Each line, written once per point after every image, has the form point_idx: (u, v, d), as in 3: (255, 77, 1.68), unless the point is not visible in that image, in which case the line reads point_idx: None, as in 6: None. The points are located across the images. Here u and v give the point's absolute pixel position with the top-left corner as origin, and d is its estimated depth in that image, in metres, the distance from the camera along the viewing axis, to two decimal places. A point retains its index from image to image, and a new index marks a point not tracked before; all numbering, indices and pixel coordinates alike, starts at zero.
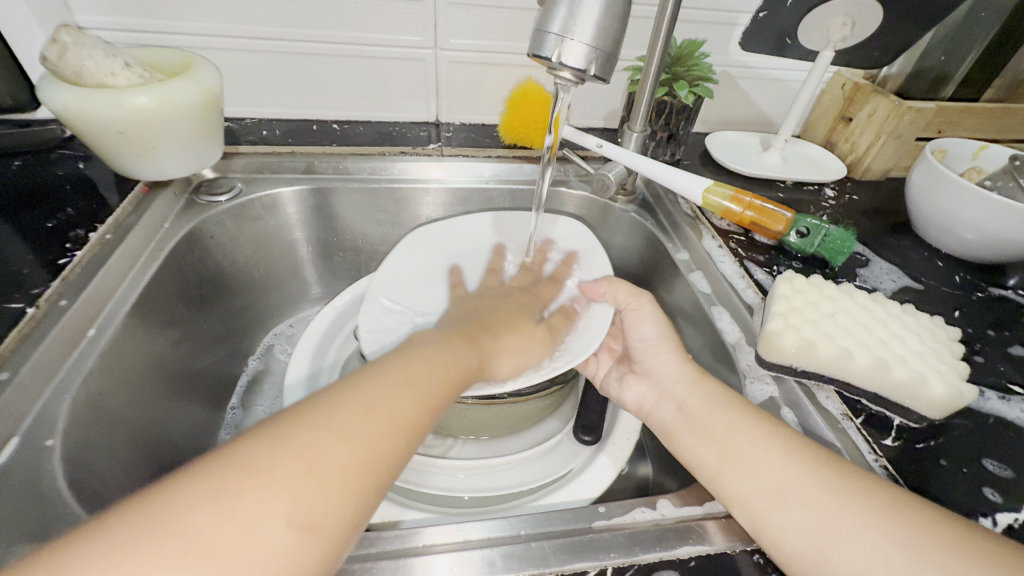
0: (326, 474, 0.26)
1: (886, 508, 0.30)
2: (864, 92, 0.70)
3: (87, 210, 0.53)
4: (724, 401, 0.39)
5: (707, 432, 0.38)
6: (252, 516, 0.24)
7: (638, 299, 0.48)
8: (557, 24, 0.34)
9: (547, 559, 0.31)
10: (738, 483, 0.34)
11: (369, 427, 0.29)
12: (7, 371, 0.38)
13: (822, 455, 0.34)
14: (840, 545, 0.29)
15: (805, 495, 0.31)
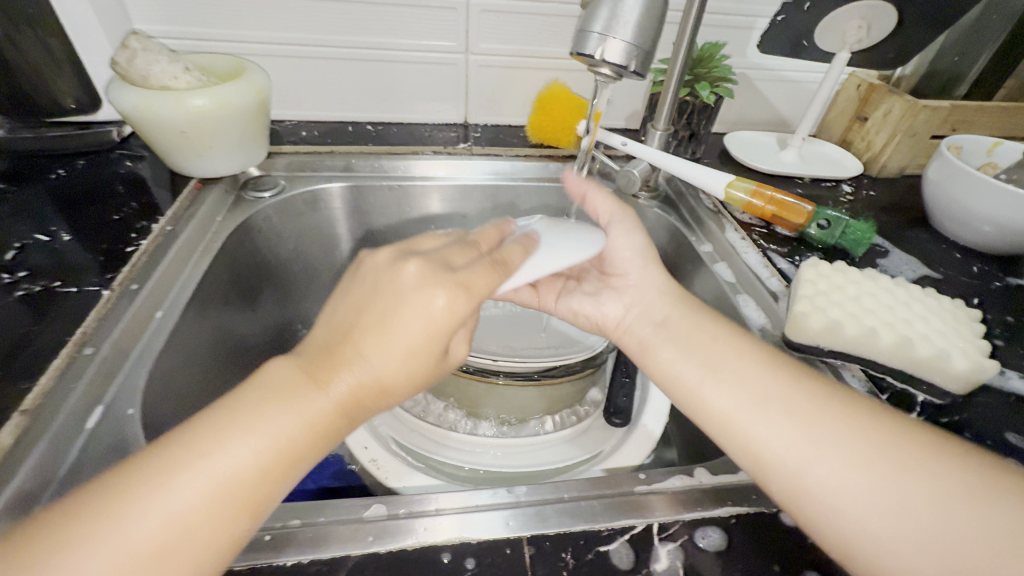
0: (239, 473, 0.26)
1: (865, 421, 0.32)
2: (879, 92, 0.73)
3: (146, 205, 0.57)
4: (708, 322, 0.40)
5: (691, 348, 0.39)
6: (163, 501, 0.24)
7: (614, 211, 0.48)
8: (599, 24, 0.37)
9: (597, 516, 0.33)
10: (714, 389, 0.36)
11: (259, 444, 0.26)
12: (90, 347, 0.41)
13: (807, 374, 0.35)
14: (821, 459, 0.31)
15: (787, 406, 0.33)
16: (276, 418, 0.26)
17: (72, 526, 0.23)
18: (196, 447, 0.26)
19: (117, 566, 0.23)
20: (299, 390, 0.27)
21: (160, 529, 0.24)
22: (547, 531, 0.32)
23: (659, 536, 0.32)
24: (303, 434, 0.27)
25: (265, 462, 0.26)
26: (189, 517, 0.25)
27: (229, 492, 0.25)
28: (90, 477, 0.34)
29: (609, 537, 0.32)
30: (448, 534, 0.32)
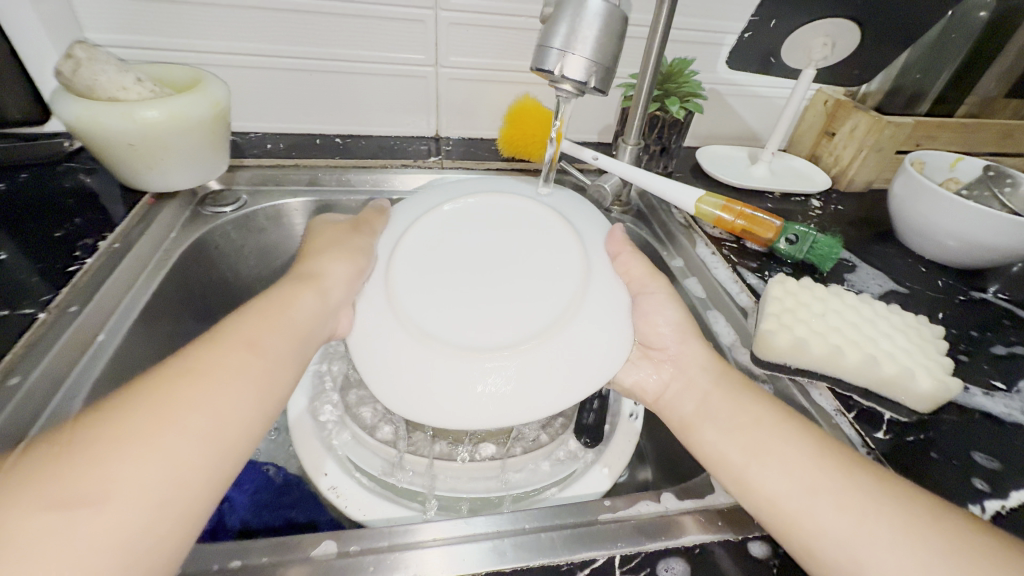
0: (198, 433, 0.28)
1: (916, 516, 0.30)
2: (846, 108, 0.74)
3: (94, 221, 0.54)
4: (751, 398, 0.38)
5: (734, 428, 0.37)
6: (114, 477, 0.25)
7: (649, 280, 0.43)
8: (558, 40, 0.37)
9: (557, 549, 0.32)
10: (770, 477, 0.33)
11: (219, 403, 0.30)
12: (19, 374, 0.38)
13: (855, 460, 0.34)
14: (880, 556, 0.29)
15: (842, 496, 0.31)
16: (262, 333, 0.35)
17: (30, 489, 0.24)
18: (161, 401, 0.29)
19: (171, 455, 0.27)
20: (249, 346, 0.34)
21: (194, 423, 0.28)
22: (504, 567, 0.31)
23: (622, 569, 0.31)
24: (287, 339, 0.36)
25: (220, 423, 0.29)
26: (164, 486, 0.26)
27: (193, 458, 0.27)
28: None
29: (569, 572, 0.31)
30: (398, 571, 0.30)
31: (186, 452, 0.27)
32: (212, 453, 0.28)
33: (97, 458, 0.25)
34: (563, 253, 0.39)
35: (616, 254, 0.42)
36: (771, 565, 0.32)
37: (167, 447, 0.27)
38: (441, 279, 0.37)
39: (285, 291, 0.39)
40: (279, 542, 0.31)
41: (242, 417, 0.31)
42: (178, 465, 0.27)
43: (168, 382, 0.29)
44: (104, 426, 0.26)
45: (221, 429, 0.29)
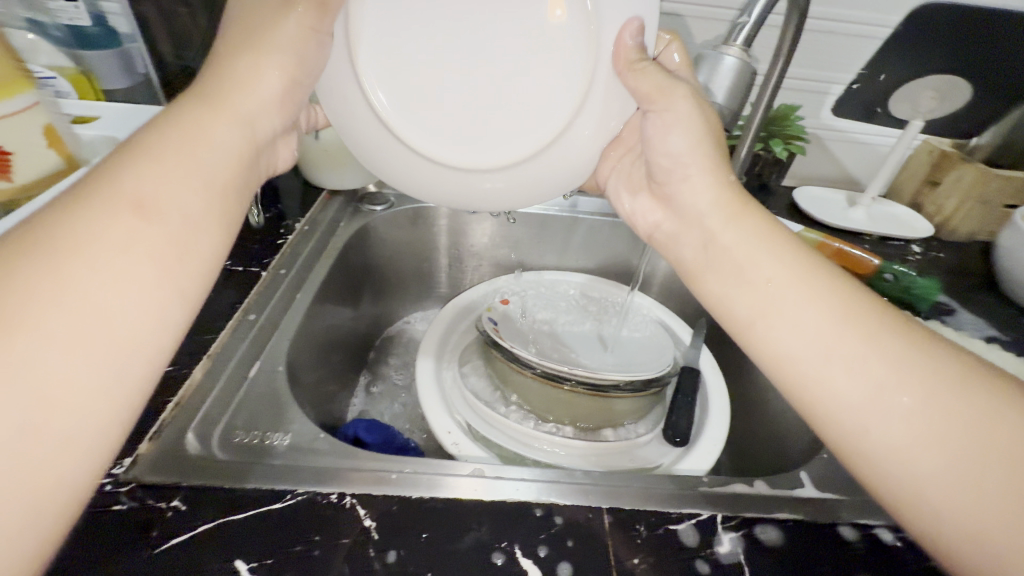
0: (154, 248, 0.27)
1: (934, 374, 0.30)
2: (952, 159, 0.75)
3: (287, 210, 0.68)
4: (779, 248, 0.36)
5: (739, 282, 0.37)
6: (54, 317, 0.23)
7: (661, 98, 0.38)
8: (694, 87, 0.45)
9: (667, 501, 0.37)
10: (782, 334, 0.34)
11: (175, 196, 0.29)
12: (252, 315, 0.50)
13: (883, 319, 0.33)
14: (881, 420, 0.30)
15: (857, 360, 0.32)
16: (150, 184, 0.28)
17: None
18: (91, 214, 0.26)
19: (34, 382, 0.22)
20: (153, 164, 0.29)
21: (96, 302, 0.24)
22: (623, 506, 0.36)
23: (724, 526, 0.35)
24: (195, 201, 0.30)
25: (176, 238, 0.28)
26: (87, 328, 0.24)
27: (145, 283, 0.26)
28: (253, 414, 0.42)
29: (678, 519, 0.35)
30: (536, 494, 0.36)
31: (54, 359, 0.23)
32: (159, 272, 0.27)
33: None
34: (564, 56, 0.35)
35: (627, 76, 0.36)
36: (859, 550, 0.35)
37: (43, 366, 0.22)
38: (444, 116, 0.37)
39: (196, 115, 0.32)
40: (436, 461, 0.38)
41: (187, 213, 0.29)
42: (51, 380, 0.22)
43: (21, 276, 0.23)
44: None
45: (97, 322, 0.24)
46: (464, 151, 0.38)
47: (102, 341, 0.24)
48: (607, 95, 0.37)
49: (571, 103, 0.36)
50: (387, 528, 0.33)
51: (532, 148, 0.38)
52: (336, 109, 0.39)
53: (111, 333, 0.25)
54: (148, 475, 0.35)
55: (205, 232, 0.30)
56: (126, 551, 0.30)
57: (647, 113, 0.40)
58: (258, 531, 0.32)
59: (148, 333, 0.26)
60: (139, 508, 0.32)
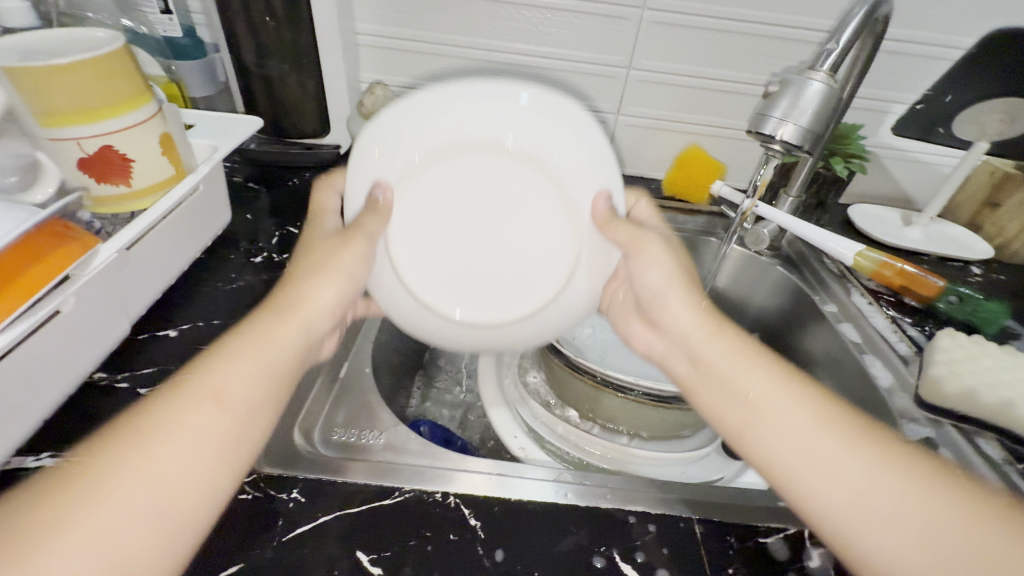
0: (206, 416, 0.30)
1: (914, 475, 0.31)
2: (1014, 181, 0.73)
3: None
4: (770, 377, 0.37)
5: (726, 380, 0.38)
6: (132, 462, 0.27)
7: (637, 245, 0.44)
8: (779, 110, 0.46)
9: (753, 515, 0.38)
10: (766, 443, 0.35)
11: (219, 381, 0.32)
12: None
13: (860, 428, 0.33)
14: (874, 533, 0.30)
15: (839, 468, 0.32)
16: (226, 378, 0.33)
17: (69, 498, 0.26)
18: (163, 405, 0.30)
19: (104, 533, 0.25)
20: (224, 366, 0.33)
21: (169, 483, 0.28)
22: (711, 516, 0.37)
23: (811, 541, 0.36)
24: (258, 393, 0.33)
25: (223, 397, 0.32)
26: (160, 469, 0.28)
27: (202, 443, 0.30)
28: (348, 412, 0.44)
29: (766, 532, 0.36)
30: (624, 501, 0.37)
31: (133, 527, 0.26)
32: (211, 421, 0.30)
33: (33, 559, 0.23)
34: (558, 236, 0.46)
35: (603, 229, 0.45)
36: None
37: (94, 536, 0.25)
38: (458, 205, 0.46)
39: (266, 326, 0.37)
40: (526, 466, 0.40)
41: (241, 395, 0.32)
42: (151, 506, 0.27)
43: (81, 494, 0.26)
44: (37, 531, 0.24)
45: (173, 491, 0.28)
46: (472, 310, 0.48)
47: (172, 477, 0.28)
48: (595, 249, 0.46)
49: (564, 273, 0.47)
50: (491, 528, 0.35)
51: (527, 310, 0.47)
52: (362, 171, 0.44)
53: (181, 464, 0.28)
54: (265, 465, 0.37)
55: (256, 424, 0.33)
56: (258, 538, 0.32)
57: (629, 257, 0.45)
58: (374, 525, 0.34)
59: (221, 466, 0.30)
60: (263, 498, 0.35)
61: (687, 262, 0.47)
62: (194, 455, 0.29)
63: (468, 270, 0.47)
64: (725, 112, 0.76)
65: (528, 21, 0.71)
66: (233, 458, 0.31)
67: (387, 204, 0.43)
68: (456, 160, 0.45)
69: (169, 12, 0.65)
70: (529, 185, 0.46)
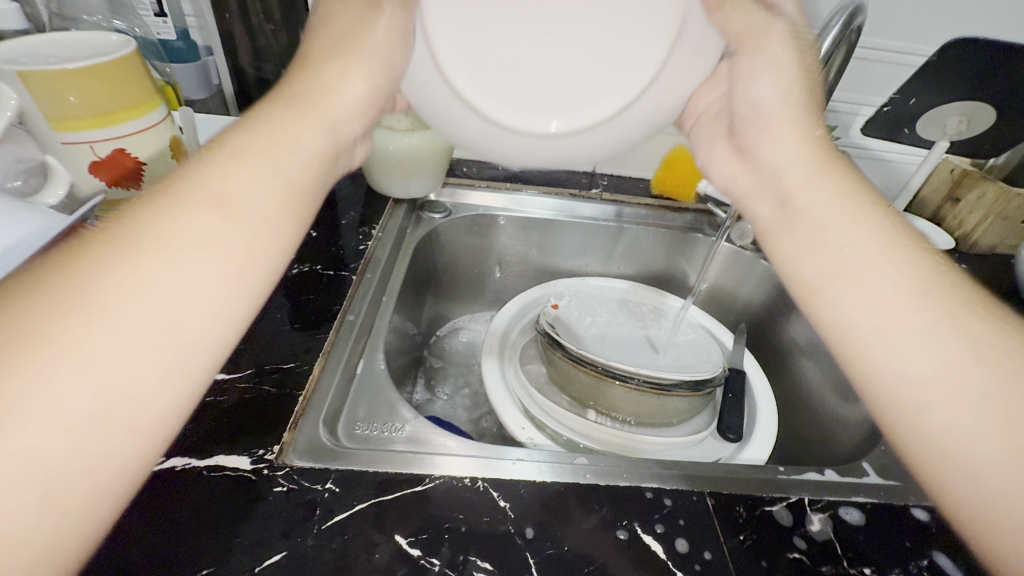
0: (217, 246, 0.27)
1: (1021, 367, 0.27)
2: (973, 177, 0.81)
3: (359, 218, 0.72)
4: (842, 222, 0.35)
5: (805, 247, 0.36)
6: (112, 299, 0.23)
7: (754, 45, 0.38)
8: None
9: (757, 487, 0.41)
10: (831, 313, 0.33)
11: (237, 182, 0.29)
12: (351, 315, 0.54)
13: (946, 302, 0.30)
14: (945, 406, 0.28)
15: (924, 332, 0.29)
16: (236, 184, 0.29)
17: (55, 315, 0.22)
18: (178, 202, 0.27)
19: (98, 376, 0.22)
20: (249, 160, 0.31)
21: (190, 258, 0.26)
22: (721, 489, 0.40)
23: (811, 508, 0.39)
24: (273, 205, 0.31)
25: (240, 245, 0.28)
26: (143, 333, 0.24)
27: (202, 304, 0.26)
28: (369, 406, 0.46)
29: (771, 502, 0.40)
30: (640, 478, 0.40)
31: (125, 364, 0.23)
32: (216, 291, 0.27)
33: (19, 369, 0.21)
34: (642, 15, 0.34)
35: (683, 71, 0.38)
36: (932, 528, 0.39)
37: (101, 341, 0.23)
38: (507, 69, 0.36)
39: (285, 115, 0.34)
40: (545, 451, 0.42)
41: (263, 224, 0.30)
42: (126, 372, 0.23)
43: (92, 293, 0.23)
44: (22, 376, 0.21)
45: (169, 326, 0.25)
46: (526, 117, 0.38)
47: (178, 317, 0.25)
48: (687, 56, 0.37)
49: (636, 89, 0.37)
50: (520, 509, 0.36)
51: (621, 99, 0.37)
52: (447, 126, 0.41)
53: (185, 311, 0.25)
54: (295, 458, 0.38)
55: (284, 217, 0.31)
56: (299, 526, 0.34)
57: (736, 57, 0.39)
58: (409, 510, 0.36)
59: (215, 325, 0.27)
60: (299, 490, 0.36)
61: (810, 94, 0.40)
62: (195, 291, 0.26)
63: (519, 73, 0.36)
64: None
65: None
66: (238, 289, 0.28)
67: (424, 34, 0.35)
68: (502, 6, 0.34)
69: (163, 15, 0.66)
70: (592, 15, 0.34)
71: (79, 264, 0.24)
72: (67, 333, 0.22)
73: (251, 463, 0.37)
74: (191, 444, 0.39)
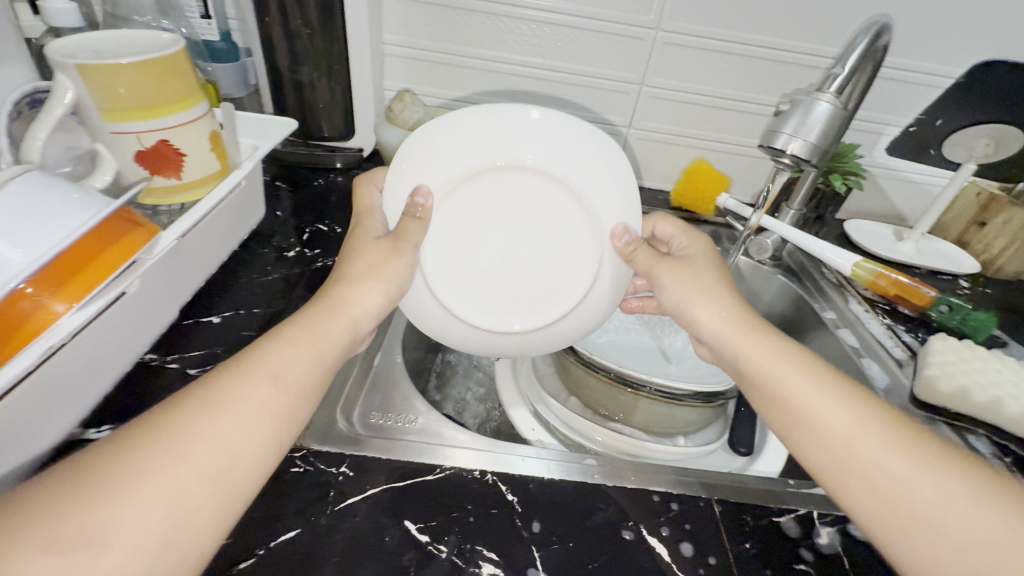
0: (258, 430, 0.31)
1: (957, 474, 0.32)
2: (1000, 202, 0.78)
3: None
4: (798, 368, 0.38)
5: (767, 400, 0.38)
6: (190, 446, 0.29)
7: (688, 270, 0.45)
8: (789, 127, 0.50)
9: (766, 497, 0.41)
10: (811, 446, 0.36)
11: (279, 356, 0.34)
12: None
13: (905, 425, 0.35)
14: (886, 498, 0.33)
15: (887, 435, 0.34)
16: (285, 361, 0.34)
17: (115, 500, 0.26)
18: (232, 392, 0.31)
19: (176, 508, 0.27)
20: (289, 344, 0.35)
21: (230, 442, 0.30)
22: (729, 496, 0.40)
23: (820, 521, 0.39)
24: (310, 372, 0.35)
25: (271, 442, 0.32)
26: (209, 482, 0.28)
27: (254, 448, 0.31)
28: (385, 398, 0.47)
29: (779, 512, 0.40)
30: (648, 482, 0.40)
31: (192, 497, 0.28)
32: (264, 436, 0.31)
33: (96, 511, 0.25)
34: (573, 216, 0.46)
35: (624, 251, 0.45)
36: None
37: (178, 483, 0.27)
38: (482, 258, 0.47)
39: (318, 315, 0.38)
40: (554, 450, 0.42)
41: (298, 376, 0.34)
42: (186, 514, 0.27)
43: (168, 455, 0.28)
44: (102, 520, 0.25)
45: (226, 481, 0.29)
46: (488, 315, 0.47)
47: (238, 458, 0.30)
48: (612, 262, 0.46)
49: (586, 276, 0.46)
50: (528, 502, 0.37)
51: (558, 312, 0.47)
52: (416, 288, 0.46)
53: (241, 449, 0.30)
54: (311, 442, 0.39)
55: (308, 406, 0.35)
56: (314, 504, 0.35)
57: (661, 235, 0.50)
58: (421, 496, 0.37)
59: (253, 474, 0.31)
60: (315, 471, 0.37)
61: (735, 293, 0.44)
62: (250, 442, 0.31)
63: (485, 285, 0.47)
64: (734, 129, 0.80)
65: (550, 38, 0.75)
66: (265, 475, 0.31)
67: (427, 208, 0.44)
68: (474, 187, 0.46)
69: (208, 17, 0.69)
70: (547, 206, 0.46)
71: (156, 425, 0.29)
72: (126, 502, 0.26)
73: None
74: None
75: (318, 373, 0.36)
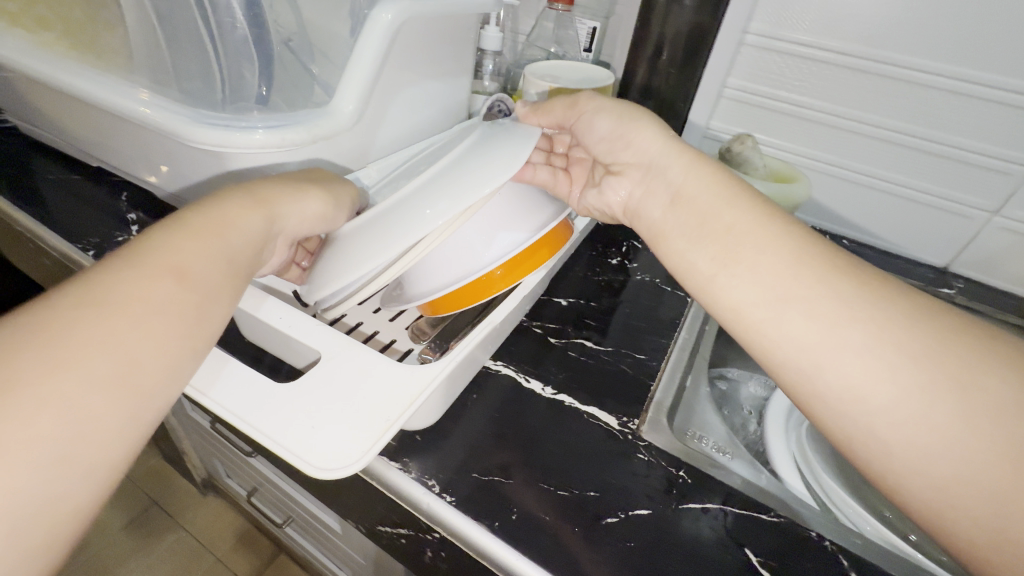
0: (206, 244, 0.34)
1: (939, 389, 0.29)
2: None
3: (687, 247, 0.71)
4: (815, 266, 0.35)
5: (704, 237, 0.40)
6: (132, 281, 0.30)
7: (575, 108, 0.48)
8: None
9: None
10: (807, 367, 0.33)
11: (231, 211, 0.36)
12: (684, 332, 0.57)
13: (889, 339, 0.31)
14: (882, 415, 0.30)
15: (881, 349, 0.31)
16: (236, 214, 0.36)
17: (47, 340, 0.27)
18: (187, 228, 0.34)
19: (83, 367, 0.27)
20: (230, 210, 0.36)
21: (179, 260, 0.32)
22: None
23: None
24: (253, 219, 0.37)
25: (223, 249, 0.34)
26: (145, 326, 0.29)
27: (210, 263, 0.33)
28: (696, 420, 0.50)
29: None
30: None
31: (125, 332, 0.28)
32: (209, 257, 0.33)
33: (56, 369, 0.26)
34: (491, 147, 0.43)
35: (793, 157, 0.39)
36: None
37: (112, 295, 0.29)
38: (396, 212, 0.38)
39: (228, 210, 0.36)
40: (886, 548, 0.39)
41: (237, 236, 0.35)
42: (109, 363, 0.27)
43: (113, 290, 0.29)
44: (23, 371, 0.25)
45: (156, 311, 0.30)
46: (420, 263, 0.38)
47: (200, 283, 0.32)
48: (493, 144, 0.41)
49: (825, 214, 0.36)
50: None
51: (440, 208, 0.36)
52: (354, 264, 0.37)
53: (197, 263, 0.33)
54: (648, 432, 0.43)
55: (255, 221, 0.37)
56: (660, 495, 0.39)
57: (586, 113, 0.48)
58: (754, 535, 0.38)
59: (215, 295, 0.33)
60: (657, 465, 0.41)
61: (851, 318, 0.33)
62: (210, 254, 0.34)
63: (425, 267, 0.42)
64: None
65: (929, 104, 0.66)
66: (222, 291, 0.33)
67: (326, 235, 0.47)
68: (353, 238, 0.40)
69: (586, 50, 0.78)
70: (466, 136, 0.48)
71: (90, 283, 0.29)
72: (74, 328, 0.27)
73: (619, 424, 0.44)
74: (567, 388, 0.47)
75: (244, 254, 0.36)
